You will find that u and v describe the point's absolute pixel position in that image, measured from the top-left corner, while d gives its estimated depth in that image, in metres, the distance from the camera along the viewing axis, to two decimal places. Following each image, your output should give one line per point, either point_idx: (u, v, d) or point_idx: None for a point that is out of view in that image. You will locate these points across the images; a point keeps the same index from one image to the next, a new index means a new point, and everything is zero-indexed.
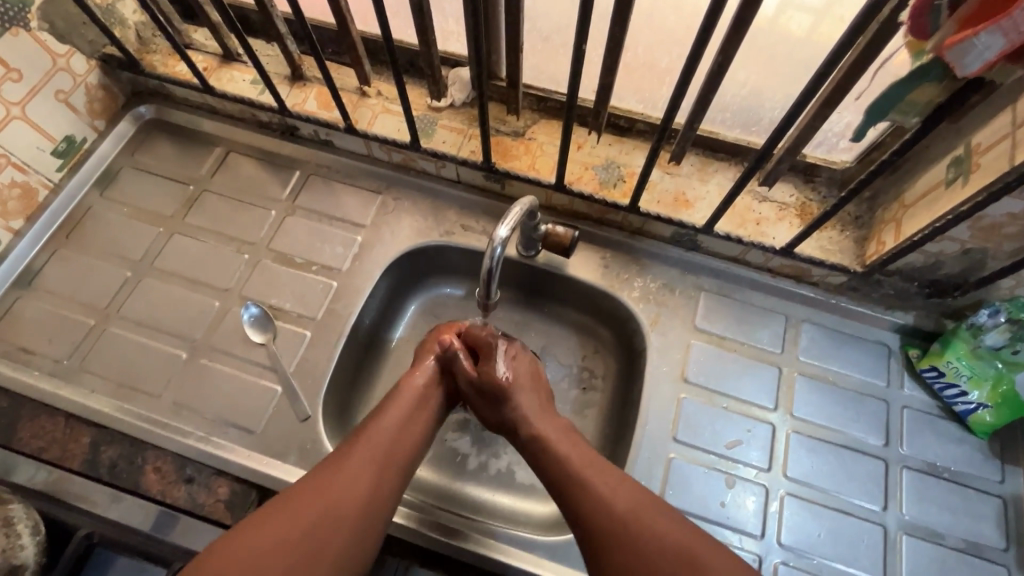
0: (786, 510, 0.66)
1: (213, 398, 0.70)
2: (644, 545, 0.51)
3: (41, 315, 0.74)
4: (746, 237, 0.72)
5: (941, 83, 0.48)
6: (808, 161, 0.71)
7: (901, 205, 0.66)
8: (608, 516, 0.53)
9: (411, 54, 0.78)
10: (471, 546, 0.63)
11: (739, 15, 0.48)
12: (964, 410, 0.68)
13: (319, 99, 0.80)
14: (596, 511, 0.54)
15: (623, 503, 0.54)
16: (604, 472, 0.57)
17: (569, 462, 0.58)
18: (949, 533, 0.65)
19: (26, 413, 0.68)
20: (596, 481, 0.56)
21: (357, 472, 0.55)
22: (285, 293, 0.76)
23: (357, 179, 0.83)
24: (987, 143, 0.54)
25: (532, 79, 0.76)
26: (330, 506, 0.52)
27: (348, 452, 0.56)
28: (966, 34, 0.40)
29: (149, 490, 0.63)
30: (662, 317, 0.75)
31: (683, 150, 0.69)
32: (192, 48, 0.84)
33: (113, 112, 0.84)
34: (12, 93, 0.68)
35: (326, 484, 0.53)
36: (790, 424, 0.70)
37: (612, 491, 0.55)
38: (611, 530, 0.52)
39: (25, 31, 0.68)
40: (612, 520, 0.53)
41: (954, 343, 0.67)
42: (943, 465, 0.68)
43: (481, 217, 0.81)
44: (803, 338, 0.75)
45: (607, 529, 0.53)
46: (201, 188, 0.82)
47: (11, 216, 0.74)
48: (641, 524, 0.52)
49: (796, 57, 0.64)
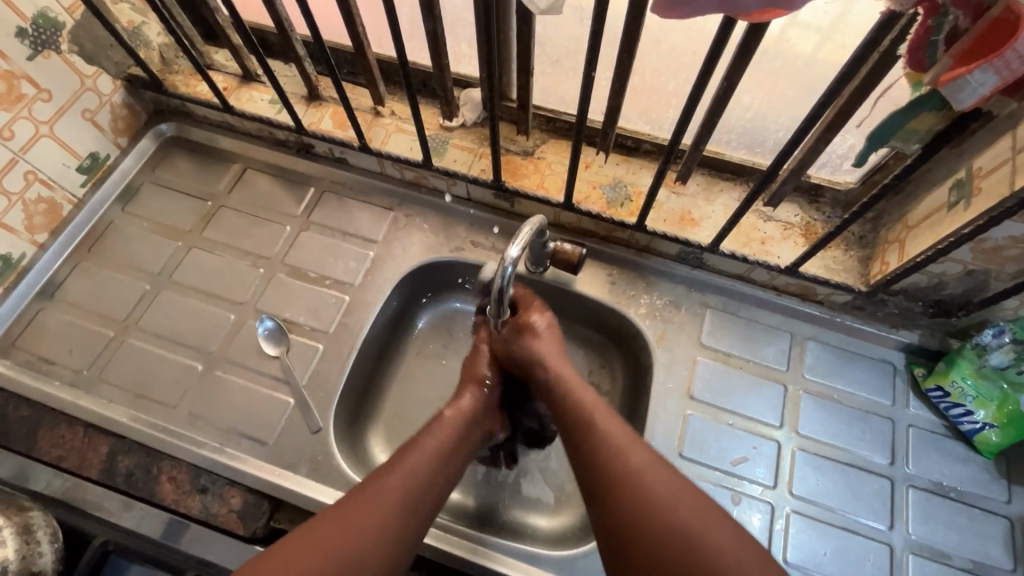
0: (791, 528, 0.66)
1: (226, 409, 0.71)
2: (652, 494, 0.51)
3: (63, 326, 0.76)
4: (751, 255, 0.74)
5: (940, 112, 0.49)
6: (813, 182, 0.72)
7: (904, 225, 0.67)
8: (620, 465, 0.54)
9: (424, 76, 0.80)
10: (480, 559, 0.64)
11: (743, 44, 0.50)
12: (969, 430, 0.69)
13: (335, 118, 0.83)
14: (609, 460, 0.54)
15: (636, 452, 0.55)
16: (619, 422, 0.58)
17: (584, 412, 0.59)
18: (956, 554, 0.65)
19: (47, 422, 0.70)
20: (612, 429, 0.57)
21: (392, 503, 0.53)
22: (299, 307, 0.78)
23: (370, 196, 0.85)
24: (988, 167, 0.55)
25: (542, 100, 0.79)
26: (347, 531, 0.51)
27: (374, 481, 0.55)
28: (960, 70, 0.41)
29: (164, 498, 0.65)
30: (668, 334, 0.76)
31: (689, 170, 0.74)
32: (213, 69, 0.87)
33: (136, 129, 0.87)
34: (42, 112, 0.71)
35: (362, 514, 0.52)
36: (795, 441, 0.71)
37: (626, 442, 0.56)
38: (621, 477, 0.53)
39: (56, 54, 0.71)
40: (623, 466, 0.53)
41: (959, 363, 0.68)
42: (950, 484, 0.68)
43: (490, 233, 0.82)
44: (808, 356, 0.75)
45: (617, 476, 0.53)
46: (218, 204, 0.85)
47: (37, 229, 0.77)
48: (651, 476, 0.52)
49: (802, 79, 0.66)
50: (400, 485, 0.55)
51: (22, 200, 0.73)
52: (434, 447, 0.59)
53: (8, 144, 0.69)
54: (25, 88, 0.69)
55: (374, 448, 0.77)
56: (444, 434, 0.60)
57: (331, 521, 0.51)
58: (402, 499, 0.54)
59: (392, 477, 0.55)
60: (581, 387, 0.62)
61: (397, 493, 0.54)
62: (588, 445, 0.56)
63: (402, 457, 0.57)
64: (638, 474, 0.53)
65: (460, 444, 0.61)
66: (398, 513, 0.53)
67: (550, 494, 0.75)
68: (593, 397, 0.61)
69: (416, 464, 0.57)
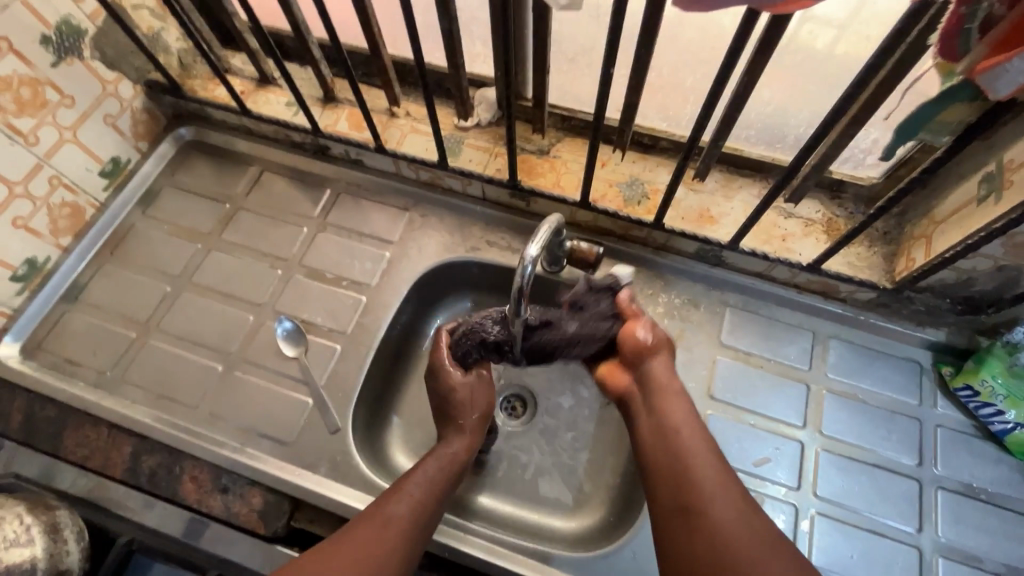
0: (816, 530, 0.65)
1: (246, 410, 0.72)
2: (743, 537, 0.48)
3: (87, 327, 0.77)
4: (772, 253, 0.72)
5: (970, 103, 0.48)
6: (834, 177, 0.71)
7: (931, 221, 0.66)
8: (704, 500, 0.52)
9: (439, 76, 0.80)
10: (496, 557, 0.63)
11: (765, 37, 0.49)
12: (1000, 430, 0.67)
13: (350, 120, 0.83)
14: (700, 500, 0.52)
15: (727, 502, 0.51)
16: (704, 449, 0.56)
17: (682, 446, 0.56)
18: (987, 557, 0.64)
19: (72, 423, 0.70)
20: (707, 471, 0.54)
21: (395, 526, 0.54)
22: (317, 308, 0.78)
23: (386, 197, 0.85)
24: (1020, 160, 0.53)
25: (558, 98, 0.78)
26: (359, 539, 0.52)
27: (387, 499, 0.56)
28: (998, 58, 0.40)
29: (187, 497, 0.66)
30: (687, 333, 0.75)
31: (707, 167, 0.72)
32: (230, 73, 0.87)
33: (156, 134, 0.88)
34: (65, 118, 0.72)
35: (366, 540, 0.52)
36: (819, 442, 0.70)
37: (719, 489, 0.52)
38: (712, 519, 0.50)
39: (79, 60, 0.72)
40: (719, 509, 0.51)
41: (989, 361, 0.67)
42: (980, 486, 0.67)
43: (506, 233, 0.82)
44: (831, 354, 0.74)
45: (707, 515, 0.51)
46: (236, 206, 0.85)
47: (61, 233, 0.78)
48: (742, 515, 0.50)
49: (825, 73, 0.64)
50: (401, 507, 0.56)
51: (47, 205, 0.74)
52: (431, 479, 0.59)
53: (33, 149, 0.70)
54: (49, 94, 0.70)
55: (391, 449, 0.77)
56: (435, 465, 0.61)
57: (337, 552, 0.51)
58: (406, 522, 0.55)
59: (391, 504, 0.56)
60: (680, 410, 0.60)
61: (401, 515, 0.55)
62: (681, 480, 0.54)
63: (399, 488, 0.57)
64: (722, 517, 0.50)
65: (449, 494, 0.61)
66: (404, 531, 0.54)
67: (569, 495, 0.74)
68: (699, 440, 0.57)
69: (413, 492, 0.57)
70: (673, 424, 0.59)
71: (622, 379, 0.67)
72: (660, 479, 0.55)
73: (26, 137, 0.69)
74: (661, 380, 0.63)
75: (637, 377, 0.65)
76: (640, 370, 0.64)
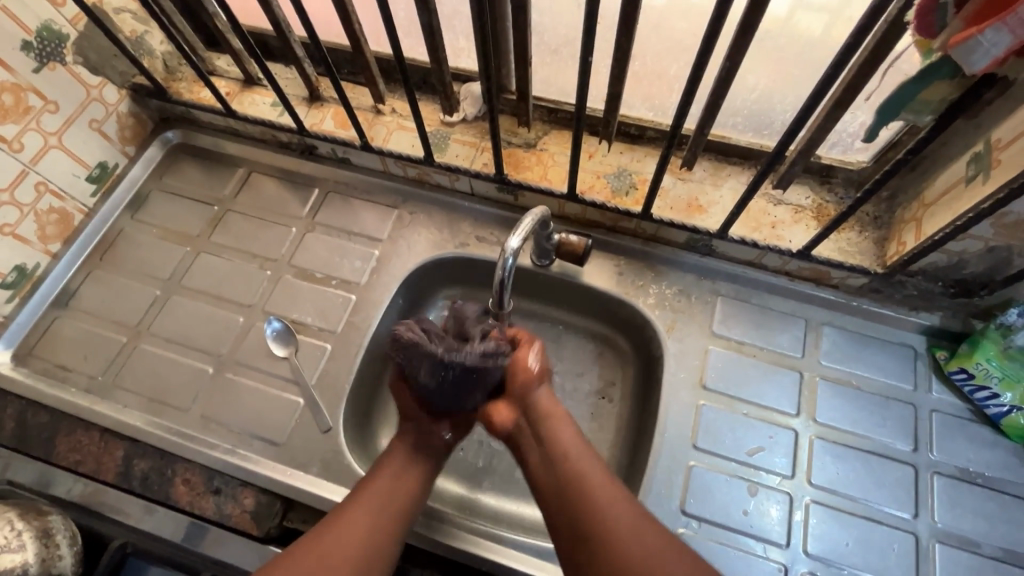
0: (811, 519, 0.64)
1: (238, 411, 0.72)
2: (632, 538, 0.48)
3: (79, 334, 0.77)
4: (761, 240, 0.72)
5: (953, 80, 0.47)
6: (823, 162, 0.70)
7: (921, 204, 0.65)
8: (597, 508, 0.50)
9: (423, 71, 0.80)
10: (490, 553, 0.63)
11: (744, 21, 0.49)
12: (996, 413, 0.66)
13: (336, 118, 0.83)
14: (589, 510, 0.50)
15: (617, 505, 0.51)
16: (589, 456, 0.55)
17: (567, 465, 0.54)
18: (985, 541, 0.63)
19: (64, 428, 0.70)
20: (606, 499, 0.51)
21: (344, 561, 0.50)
22: (307, 308, 0.78)
23: (374, 195, 0.85)
24: (1007, 138, 0.53)
25: (543, 91, 0.78)
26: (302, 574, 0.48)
27: (328, 528, 0.52)
28: (972, 30, 0.40)
29: (179, 500, 0.66)
30: (678, 324, 0.75)
31: (694, 156, 0.72)
32: (215, 75, 0.87)
33: (143, 138, 0.88)
34: (49, 123, 0.72)
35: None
36: (813, 429, 0.69)
37: (607, 494, 0.52)
38: (613, 554, 0.47)
39: (61, 65, 0.72)
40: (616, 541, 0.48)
41: (984, 344, 0.66)
42: (977, 470, 0.66)
43: (496, 229, 0.82)
44: (824, 341, 0.73)
45: (595, 524, 0.49)
46: (225, 208, 0.85)
47: (50, 239, 0.78)
48: (639, 541, 0.48)
49: (809, 57, 0.64)
50: (346, 540, 0.51)
51: (34, 211, 0.74)
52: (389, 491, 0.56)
53: (18, 156, 0.70)
54: (32, 100, 0.70)
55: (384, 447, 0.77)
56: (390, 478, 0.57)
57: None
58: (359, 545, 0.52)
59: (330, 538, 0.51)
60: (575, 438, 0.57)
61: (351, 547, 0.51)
62: (576, 512, 0.51)
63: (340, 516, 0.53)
64: (617, 523, 0.49)
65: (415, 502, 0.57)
66: (357, 561, 0.50)
67: None
68: (584, 453, 0.55)
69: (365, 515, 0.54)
70: (559, 446, 0.56)
71: (506, 416, 0.60)
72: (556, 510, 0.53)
73: (10, 143, 0.69)
74: (545, 406, 0.60)
75: (523, 412, 0.59)
76: (523, 404, 0.60)
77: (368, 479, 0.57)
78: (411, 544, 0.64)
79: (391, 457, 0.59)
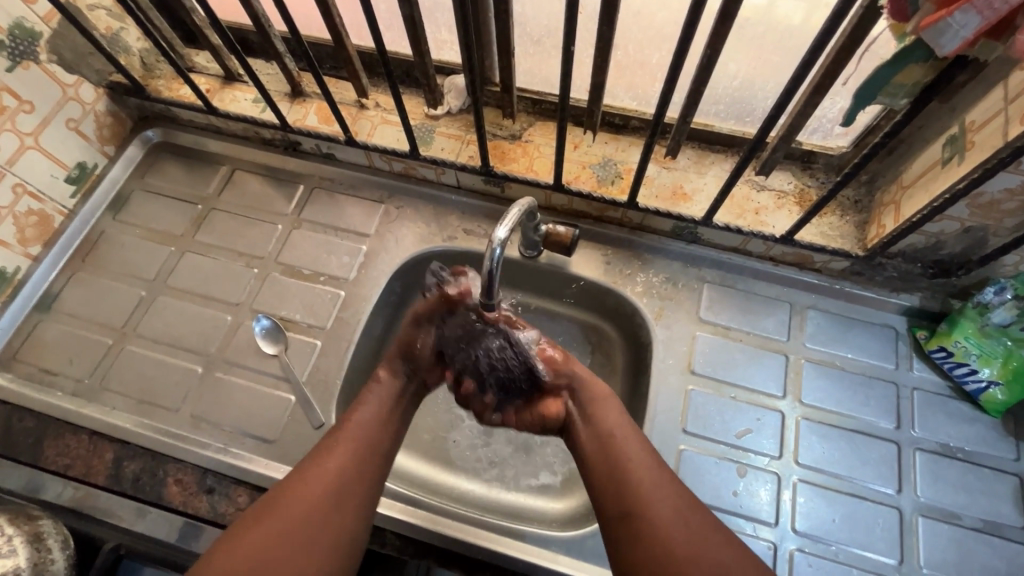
0: (799, 497, 0.66)
1: (229, 410, 0.71)
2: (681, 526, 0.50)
3: (62, 337, 0.76)
4: (746, 226, 0.73)
5: (926, 63, 0.48)
6: (805, 148, 0.72)
7: (900, 187, 0.66)
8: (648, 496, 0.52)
9: (406, 65, 0.80)
10: (486, 542, 0.63)
11: (723, 8, 0.49)
12: (975, 390, 0.68)
13: (319, 113, 0.82)
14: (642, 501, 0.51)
15: (664, 492, 0.52)
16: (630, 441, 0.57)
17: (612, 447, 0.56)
18: (966, 513, 0.65)
19: (52, 432, 0.69)
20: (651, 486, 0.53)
21: (322, 492, 0.53)
22: (295, 305, 0.78)
23: (360, 190, 0.85)
24: (981, 120, 0.54)
25: (527, 82, 0.78)
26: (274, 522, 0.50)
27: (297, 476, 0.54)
28: (942, 12, 0.41)
29: (173, 500, 0.65)
30: (666, 311, 0.76)
31: (678, 142, 0.71)
32: (194, 71, 0.86)
33: (122, 137, 0.87)
34: (25, 124, 0.71)
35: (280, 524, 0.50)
36: (799, 411, 0.70)
37: (652, 481, 0.53)
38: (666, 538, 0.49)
39: (35, 64, 0.71)
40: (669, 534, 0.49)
41: (961, 323, 0.67)
42: (957, 445, 0.68)
43: (483, 221, 0.82)
44: (809, 324, 0.75)
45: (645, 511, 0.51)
46: (209, 207, 0.84)
47: (29, 242, 0.77)
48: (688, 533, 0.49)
49: (789, 44, 0.65)
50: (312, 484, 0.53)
51: (12, 214, 0.73)
52: (369, 427, 0.58)
53: None
54: (6, 100, 0.68)
55: None
56: (365, 414, 0.60)
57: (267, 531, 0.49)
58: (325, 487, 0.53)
59: (310, 476, 0.53)
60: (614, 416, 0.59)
61: (335, 481, 0.53)
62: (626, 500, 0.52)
63: (318, 458, 0.55)
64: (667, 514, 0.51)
65: (392, 436, 0.60)
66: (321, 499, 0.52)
67: (555, 477, 0.75)
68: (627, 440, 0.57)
69: (347, 450, 0.56)
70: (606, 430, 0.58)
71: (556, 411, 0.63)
72: (605, 495, 0.53)
73: None
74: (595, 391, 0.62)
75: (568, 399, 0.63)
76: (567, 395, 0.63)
77: (344, 418, 0.59)
78: (406, 535, 0.65)
79: (368, 397, 0.61)
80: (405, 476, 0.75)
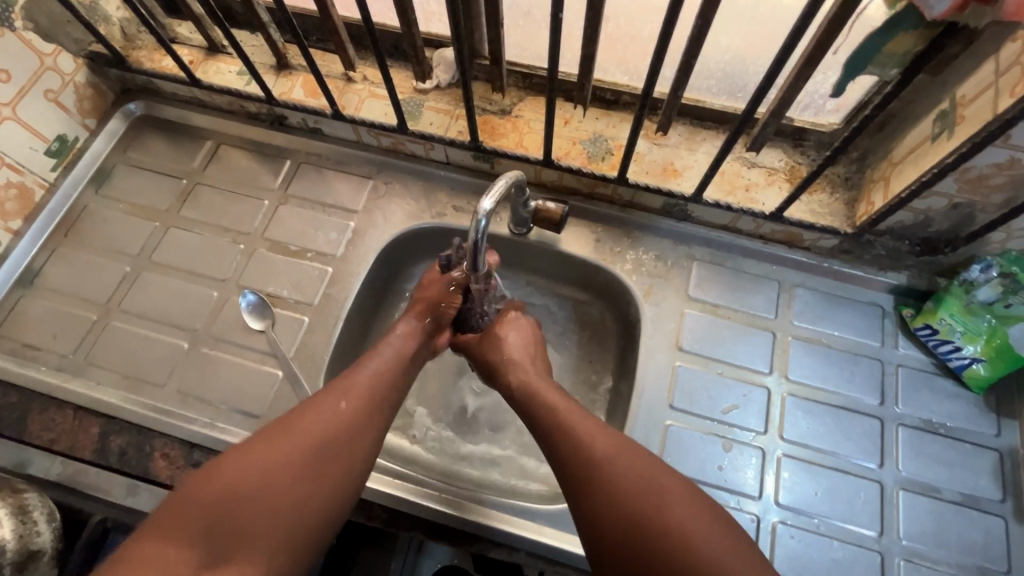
0: (783, 472, 0.67)
1: (217, 385, 0.71)
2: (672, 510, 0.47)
3: (46, 312, 0.75)
4: (736, 204, 0.72)
5: (916, 32, 0.49)
6: (795, 125, 0.71)
7: (890, 163, 0.66)
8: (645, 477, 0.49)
9: (394, 37, 0.78)
10: (472, 515, 0.64)
11: None
12: (958, 366, 0.69)
13: (306, 87, 0.81)
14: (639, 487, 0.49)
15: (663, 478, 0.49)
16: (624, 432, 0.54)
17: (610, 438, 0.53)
18: (946, 487, 0.66)
19: (37, 407, 0.69)
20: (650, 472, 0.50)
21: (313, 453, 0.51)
22: (283, 281, 0.77)
23: (348, 166, 0.84)
24: (971, 94, 0.54)
25: (517, 55, 0.77)
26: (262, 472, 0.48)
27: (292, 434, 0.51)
28: None
29: (159, 474, 0.65)
30: (655, 289, 0.76)
31: (669, 120, 0.70)
32: (177, 42, 0.84)
33: (103, 110, 0.85)
34: (2, 94, 0.69)
35: (277, 443, 0.50)
36: (785, 386, 0.71)
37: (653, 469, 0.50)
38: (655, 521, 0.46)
39: (10, 31, 0.68)
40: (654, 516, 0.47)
41: (947, 300, 0.68)
42: (939, 421, 0.69)
43: (472, 197, 0.81)
44: (797, 302, 0.75)
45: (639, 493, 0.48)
46: (194, 182, 0.83)
47: (10, 216, 0.76)
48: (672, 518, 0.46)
49: (781, 17, 0.64)
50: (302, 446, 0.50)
51: None
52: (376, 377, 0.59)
53: None
54: None
55: None
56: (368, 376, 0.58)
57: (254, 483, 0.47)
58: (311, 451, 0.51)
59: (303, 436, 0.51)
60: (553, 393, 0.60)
61: (337, 418, 0.53)
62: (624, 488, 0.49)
63: (323, 400, 0.54)
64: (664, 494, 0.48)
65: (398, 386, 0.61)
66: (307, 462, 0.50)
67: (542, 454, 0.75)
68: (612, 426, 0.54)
69: (348, 398, 0.55)
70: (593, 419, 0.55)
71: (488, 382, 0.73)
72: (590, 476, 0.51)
73: None
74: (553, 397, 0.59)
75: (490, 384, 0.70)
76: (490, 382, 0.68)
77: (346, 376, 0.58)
78: (393, 507, 0.65)
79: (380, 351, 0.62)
80: (395, 452, 0.75)
